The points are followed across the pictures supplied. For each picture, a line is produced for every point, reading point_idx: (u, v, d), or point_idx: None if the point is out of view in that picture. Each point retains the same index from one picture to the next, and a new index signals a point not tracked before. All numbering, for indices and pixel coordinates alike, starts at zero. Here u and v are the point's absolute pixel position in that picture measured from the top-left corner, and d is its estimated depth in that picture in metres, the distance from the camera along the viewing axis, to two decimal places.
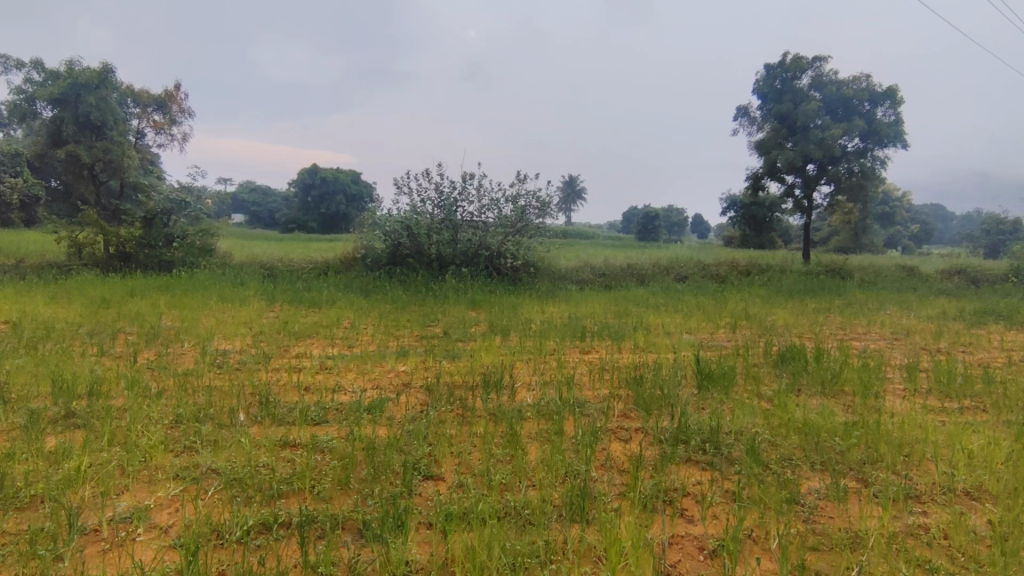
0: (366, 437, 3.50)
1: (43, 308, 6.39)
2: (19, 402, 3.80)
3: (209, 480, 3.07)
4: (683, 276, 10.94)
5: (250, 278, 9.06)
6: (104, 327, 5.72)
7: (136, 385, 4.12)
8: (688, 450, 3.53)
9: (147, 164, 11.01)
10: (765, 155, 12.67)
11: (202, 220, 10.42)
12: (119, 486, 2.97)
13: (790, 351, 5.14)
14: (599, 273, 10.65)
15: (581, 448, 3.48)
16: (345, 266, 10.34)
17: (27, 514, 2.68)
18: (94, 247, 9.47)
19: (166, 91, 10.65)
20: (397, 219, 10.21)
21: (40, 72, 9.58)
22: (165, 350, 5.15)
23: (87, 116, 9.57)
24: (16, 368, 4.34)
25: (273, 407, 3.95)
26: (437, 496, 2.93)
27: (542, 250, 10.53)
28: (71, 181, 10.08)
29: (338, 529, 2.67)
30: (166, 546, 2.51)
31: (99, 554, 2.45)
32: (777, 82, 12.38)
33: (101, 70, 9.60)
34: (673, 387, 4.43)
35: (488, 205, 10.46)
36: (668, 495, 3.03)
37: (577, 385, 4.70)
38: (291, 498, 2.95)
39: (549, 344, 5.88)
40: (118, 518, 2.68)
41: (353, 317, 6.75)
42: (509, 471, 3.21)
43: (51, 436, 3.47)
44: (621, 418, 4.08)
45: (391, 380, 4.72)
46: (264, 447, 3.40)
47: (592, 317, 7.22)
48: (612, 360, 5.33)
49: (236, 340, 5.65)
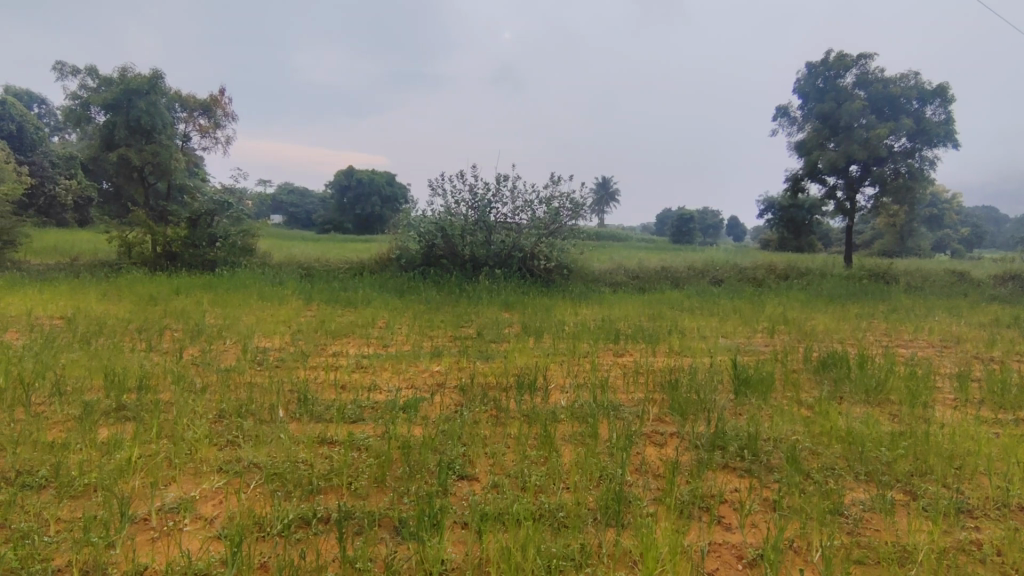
0: (402, 436, 3.54)
1: (95, 305, 6.67)
2: (74, 395, 3.97)
3: (250, 474, 3.15)
4: (719, 279, 10.75)
5: (288, 278, 9.28)
6: (151, 324, 5.92)
7: (181, 379, 4.27)
8: (725, 456, 3.46)
9: (193, 166, 11.38)
10: (806, 156, 12.35)
11: (244, 220, 10.71)
12: (167, 477, 3.08)
13: (833, 358, 4.99)
14: (633, 275, 10.57)
15: (616, 452, 3.46)
16: (380, 266, 10.50)
17: (81, 502, 2.79)
18: (143, 247, 9.84)
19: (211, 96, 10.99)
20: (432, 220, 10.30)
21: (94, 79, 10.01)
22: (209, 346, 5.30)
23: (137, 120, 9.94)
24: (71, 361, 4.55)
25: (311, 405, 4.03)
26: (472, 496, 2.95)
27: (576, 252, 10.51)
28: (121, 183, 10.50)
29: (375, 525, 2.71)
30: (212, 537, 2.59)
31: (148, 543, 2.54)
32: (819, 80, 12.06)
33: (151, 76, 9.98)
34: (709, 392, 4.36)
35: (523, 207, 10.47)
36: (705, 502, 2.98)
37: (611, 388, 4.67)
38: (329, 493, 3.01)
39: (582, 346, 5.86)
40: (166, 508, 2.78)
41: (388, 317, 6.84)
42: (543, 473, 3.20)
43: (103, 428, 3.61)
44: (656, 422, 4.03)
45: (426, 380, 4.77)
46: (303, 443, 3.48)
47: (627, 319, 7.16)
48: (647, 363, 5.29)
49: (275, 339, 5.79)
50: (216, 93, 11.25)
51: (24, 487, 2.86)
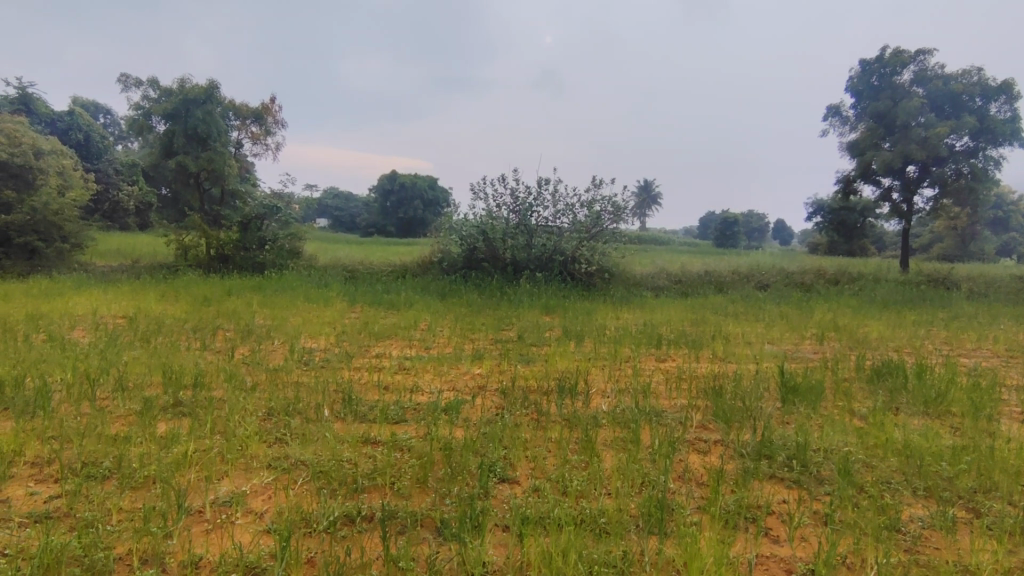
0: (444, 438, 3.58)
1: (155, 305, 7.00)
2: (136, 390, 4.17)
3: (297, 471, 3.24)
4: (765, 284, 10.47)
5: (333, 280, 9.51)
6: (205, 323, 6.17)
7: (233, 378, 4.43)
8: (773, 466, 3.37)
9: (245, 173, 11.80)
10: (859, 156, 11.91)
11: (292, 224, 10.98)
12: (220, 472, 3.19)
13: (888, 367, 4.80)
14: (675, 279, 10.41)
15: (658, 458, 3.41)
16: (422, 269, 10.67)
17: (141, 493, 2.93)
18: (198, 249, 10.29)
19: (263, 104, 11.36)
20: (473, 224, 10.39)
21: (156, 90, 10.52)
22: (258, 346, 5.48)
23: (194, 129, 10.38)
24: (133, 358, 4.78)
25: (355, 405, 4.12)
26: (514, 500, 2.95)
27: (617, 256, 10.43)
28: (179, 189, 10.98)
29: (417, 525, 2.75)
30: (262, 530, 2.68)
31: (203, 534, 2.65)
32: (874, 78, 11.62)
33: (208, 86, 10.40)
34: (755, 400, 4.25)
35: (564, 210, 10.44)
36: (751, 513, 2.90)
37: (653, 394, 4.60)
38: (373, 493, 3.07)
39: (623, 351, 5.80)
40: (220, 502, 2.88)
41: (430, 320, 6.92)
42: (584, 478, 3.18)
43: (162, 423, 3.78)
44: (699, 429, 3.95)
45: (467, 382, 4.81)
46: (348, 442, 3.55)
47: (669, 324, 7.05)
48: (690, 369, 5.19)
49: (321, 339, 5.95)
50: (267, 101, 11.64)
51: (89, 477, 3.01)
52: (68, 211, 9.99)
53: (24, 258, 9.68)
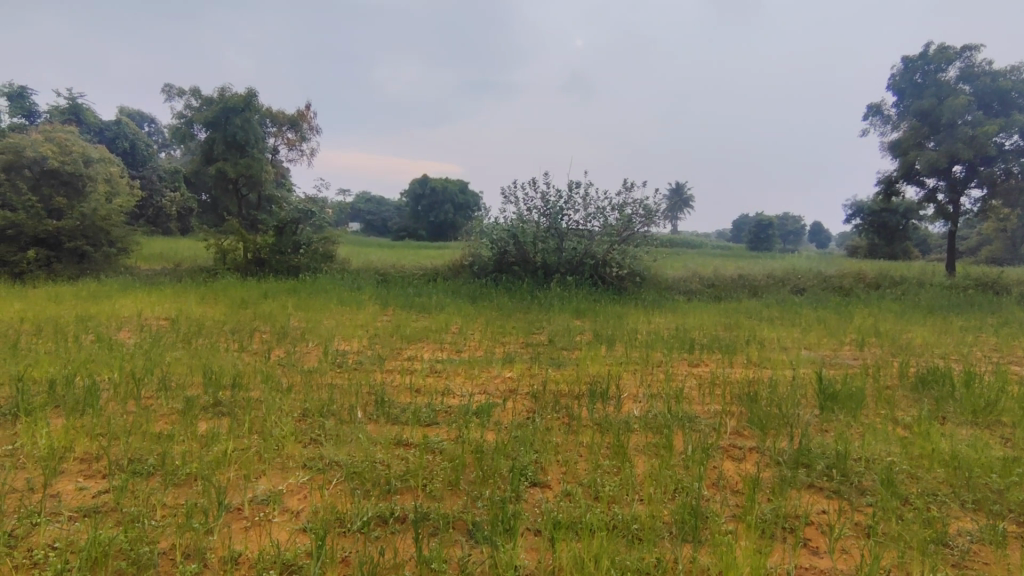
0: (475, 441, 3.60)
1: (195, 307, 7.22)
2: (178, 390, 4.30)
3: (332, 471, 3.30)
4: (801, 288, 10.22)
5: (366, 283, 9.65)
6: (243, 325, 6.33)
7: (270, 379, 4.54)
8: (811, 475, 3.28)
9: (281, 178, 12.07)
10: (901, 156, 11.54)
11: (326, 228, 11.23)
12: (258, 471, 3.27)
13: (934, 374, 4.64)
14: (708, 283, 10.26)
15: (691, 465, 3.35)
16: (453, 272, 10.74)
17: (183, 490, 3.02)
18: (236, 253, 10.56)
19: (299, 111, 11.62)
20: (504, 228, 10.42)
21: (197, 99, 10.87)
22: (293, 348, 5.60)
23: (233, 136, 10.68)
24: (176, 359, 4.94)
25: (387, 407, 4.17)
26: (545, 504, 2.94)
27: (649, 260, 10.32)
28: (218, 195, 11.30)
29: (449, 527, 2.76)
30: (298, 529, 2.73)
31: (242, 531, 2.71)
32: (917, 75, 11.26)
33: (247, 95, 10.70)
34: (791, 407, 4.15)
35: (595, 213, 10.39)
36: (789, 523, 2.83)
37: (686, 399, 4.53)
38: (405, 494, 3.10)
39: (655, 355, 5.73)
40: (257, 500, 2.95)
41: (461, 323, 6.96)
42: (616, 483, 3.15)
43: (202, 422, 3.90)
44: (734, 436, 3.87)
45: (498, 386, 4.82)
46: (381, 444, 3.60)
47: (702, 329, 6.94)
48: (724, 374, 5.11)
49: (354, 342, 6.04)
50: (303, 108, 11.90)
51: (135, 473, 3.12)
52: (115, 216, 10.37)
53: (74, 262, 10.07)
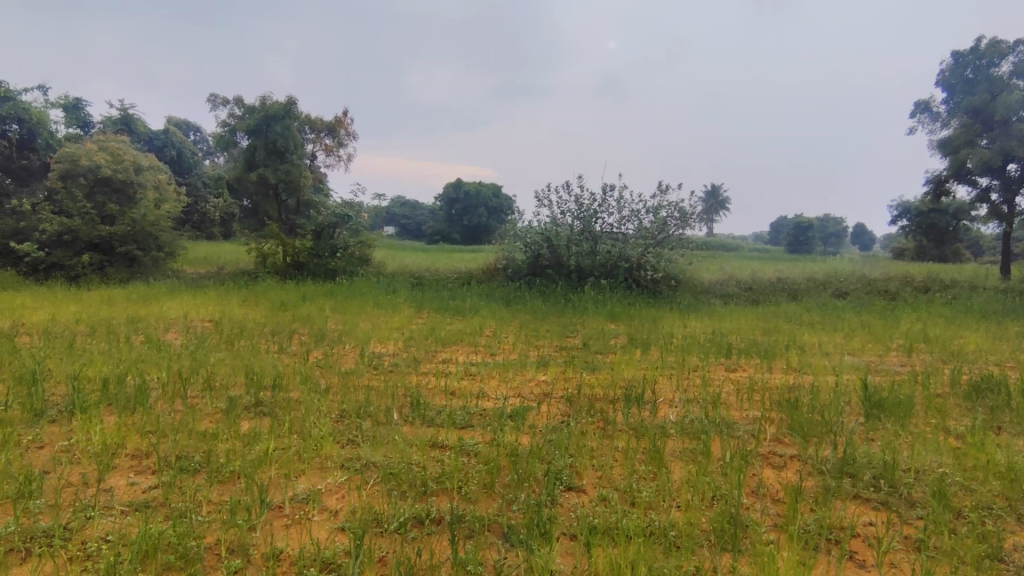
0: (510, 444, 3.60)
1: (237, 310, 7.43)
2: (222, 390, 4.44)
3: (369, 472, 3.35)
4: (844, 292, 9.91)
5: (401, 286, 9.77)
6: (283, 327, 6.49)
7: (308, 380, 4.64)
8: (857, 486, 3.17)
9: (319, 183, 12.31)
10: (952, 154, 11.10)
11: (362, 232, 11.41)
12: (298, 469, 3.34)
13: (988, 383, 4.44)
14: (746, 287, 10.04)
15: (730, 471, 3.29)
16: (487, 275, 10.78)
17: (227, 487, 3.11)
18: (276, 257, 10.82)
19: (336, 117, 11.84)
20: (538, 231, 10.41)
21: (240, 107, 11.22)
22: (331, 350, 5.71)
23: (274, 143, 10.97)
24: (220, 360, 5.10)
25: (423, 409, 4.21)
26: (581, 508, 2.92)
27: (684, 263, 10.16)
28: (259, 201, 11.54)
29: (485, 530, 2.77)
30: (337, 529, 2.78)
31: (284, 528, 2.78)
32: (968, 70, 10.83)
33: (287, 102, 11.00)
34: (835, 415, 4.02)
35: (629, 216, 10.29)
36: (834, 534, 2.74)
37: (723, 405, 4.44)
38: (441, 496, 3.12)
39: (691, 359, 5.64)
40: (298, 498, 3.02)
41: (495, 326, 6.98)
42: (652, 489, 3.11)
43: (245, 421, 4.01)
44: (774, 443, 3.78)
45: (532, 389, 4.81)
46: (416, 445, 3.63)
47: (740, 333, 6.79)
48: (763, 379, 4.99)
49: (390, 344, 6.12)
50: (340, 114, 12.14)
51: (182, 470, 3.22)
52: (163, 221, 10.78)
53: (125, 265, 10.49)
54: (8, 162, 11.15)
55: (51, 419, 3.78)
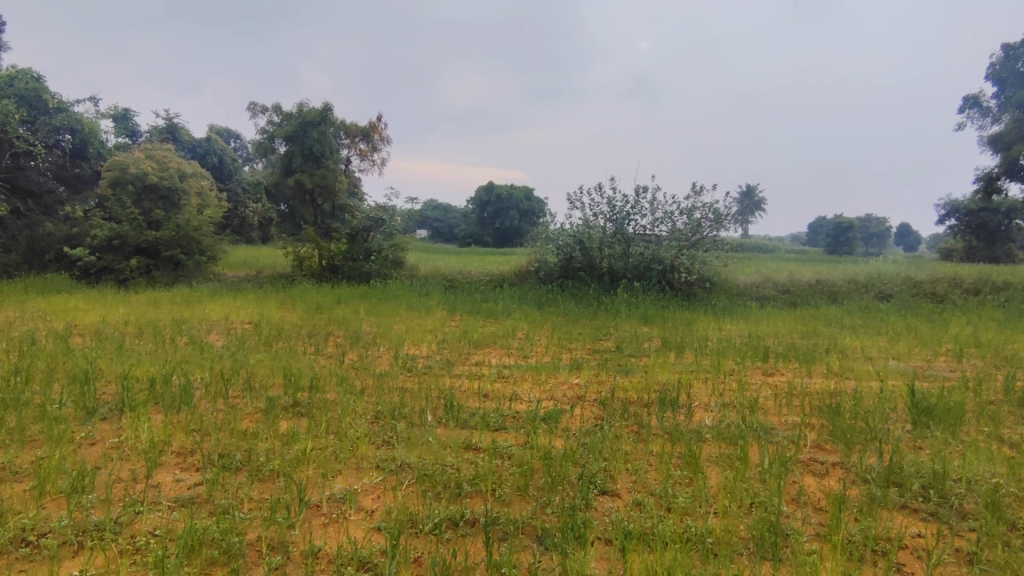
0: (544, 447, 3.59)
1: (275, 312, 7.61)
2: (262, 390, 4.55)
3: (404, 473, 3.38)
4: (887, 294, 9.60)
5: (433, 289, 9.86)
6: (319, 329, 6.61)
7: (344, 381, 4.72)
8: (904, 496, 3.06)
9: (354, 188, 12.51)
10: (1003, 151, 10.64)
11: (395, 236, 11.54)
12: (335, 469, 3.40)
13: None
14: (783, 289, 9.81)
15: (769, 478, 3.21)
16: (519, 278, 10.79)
17: (267, 485, 3.18)
18: (312, 260, 11.05)
19: (370, 123, 12.02)
20: (570, 234, 10.37)
21: (278, 114, 11.50)
22: (366, 352, 5.80)
23: (311, 148, 11.22)
24: (259, 361, 5.22)
25: (456, 411, 4.23)
26: (616, 513, 2.89)
27: (719, 265, 9.98)
28: (296, 205, 11.81)
29: (519, 533, 2.77)
30: (373, 528, 2.81)
31: (322, 527, 2.83)
32: (1020, 63, 10.40)
33: (323, 109, 11.22)
34: (880, 421, 3.88)
35: (663, 218, 10.16)
36: (880, 545, 2.65)
37: (761, 409, 4.34)
38: (475, 498, 3.13)
39: (727, 363, 5.53)
40: (335, 498, 3.07)
41: (527, 329, 6.98)
42: (688, 495, 3.06)
43: (283, 421, 4.10)
44: (815, 450, 3.67)
45: (566, 392, 4.78)
46: (450, 447, 3.65)
47: (777, 336, 6.64)
48: (803, 384, 4.86)
49: (423, 346, 6.18)
50: (375, 119, 12.31)
51: (224, 467, 3.31)
52: (205, 227, 11.13)
53: (169, 269, 10.85)
54: (61, 171, 11.81)
55: (102, 417, 3.93)
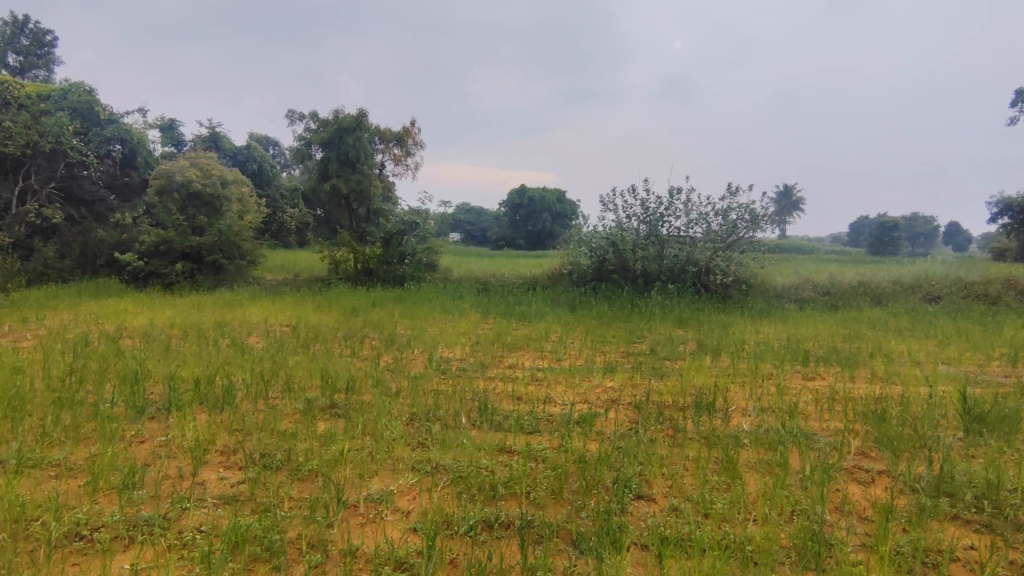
0: (578, 450, 3.57)
1: (313, 315, 7.77)
2: (300, 391, 4.67)
3: (439, 474, 3.40)
4: (935, 297, 9.26)
5: (467, 292, 9.93)
6: (355, 332, 6.72)
7: (380, 384, 4.78)
8: (956, 506, 2.94)
9: (388, 193, 12.69)
10: None
11: (429, 239, 11.65)
12: (372, 470, 3.45)
13: None
14: (823, 291, 9.56)
15: (811, 485, 3.12)
16: (553, 281, 10.75)
17: (307, 484, 3.25)
18: (347, 263, 11.25)
19: (404, 128, 12.18)
20: (603, 236, 10.30)
21: (315, 121, 11.75)
22: (401, 355, 5.86)
23: (346, 154, 11.43)
24: (298, 363, 5.34)
25: (490, 414, 4.24)
26: (652, 518, 2.85)
27: (755, 266, 9.79)
28: (332, 210, 12.05)
29: (554, 536, 2.75)
30: (409, 529, 2.84)
31: (359, 527, 2.87)
32: None
33: (358, 115, 11.42)
34: (929, 428, 3.74)
35: (697, 220, 10.00)
36: (930, 557, 2.55)
37: (801, 415, 4.23)
38: (509, 501, 3.14)
39: (765, 366, 5.41)
40: (371, 498, 3.11)
41: (561, 332, 6.94)
42: (727, 501, 3.00)
43: (321, 422, 4.18)
44: (859, 457, 3.56)
45: (600, 395, 4.75)
46: (484, 450, 3.66)
47: (817, 339, 6.46)
48: (845, 389, 4.72)
49: (457, 349, 6.23)
50: (408, 124, 12.47)
51: (265, 467, 3.39)
52: (245, 232, 11.43)
53: (212, 273, 11.16)
54: (112, 180, 12.24)
55: (151, 416, 4.08)
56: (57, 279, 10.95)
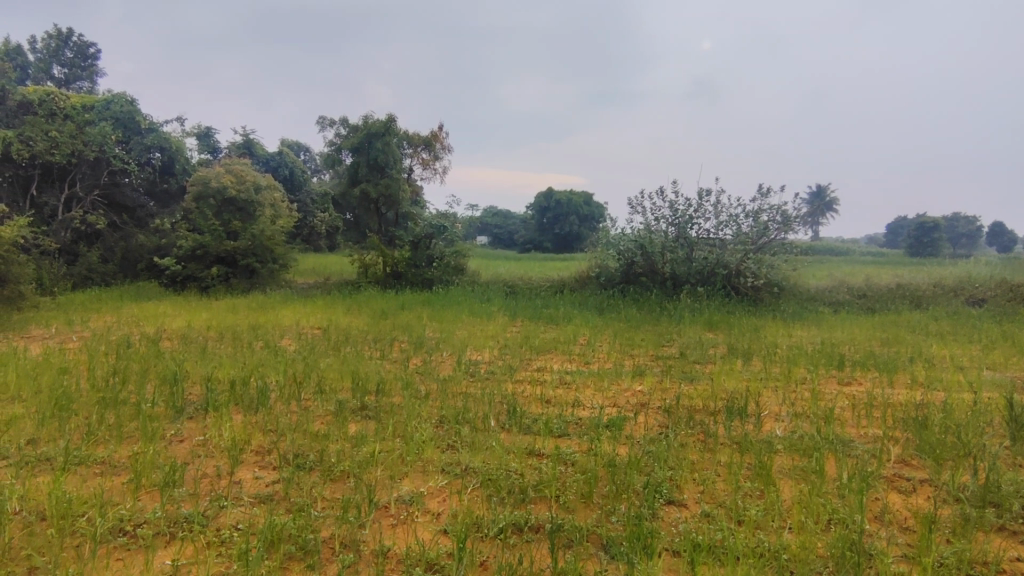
0: (608, 454, 3.55)
1: (343, 318, 7.89)
2: (332, 393, 4.74)
3: (468, 477, 3.41)
4: (978, 300, 8.93)
5: (494, 295, 9.96)
6: (384, 335, 6.80)
7: (409, 387, 4.81)
8: (1004, 517, 2.83)
9: (416, 196, 12.81)
10: None
11: (457, 242, 11.72)
12: (402, 472, 3.48)
13: None
14: (859, 293, 9.31)
15: (848, 493, 3.04)
16: (580, 283, 10.70)
17: (339, 485, 3.30)
18: (376, 267, 11.40)
19: (432, 132, 12.31)
20: (632, 238, 10.23)
21: (345, 127, 11.95)
22: (429, 358, 5.90)
23: (375, 159, 11.58)
24: (329, 364, 5.43)
25: (519, 417, 4.24)
26: (684, 524, 2.82)
27: (788, 268, 9.59)
28: (361, 214, 12.22)
29: (585, 540, 2.74)
30: (439, 530, 2.86)
31: (390, 528, 2.90)
32: None
33: (387, 120, 11.57)
34: (973, 436, 3.62)
35: (728, 221, 9.85)
36: (975, 569, 2.46)
37: (837, 421, 4.13)
38: (539, 504, 3.13)
39: (798, 371, 5.29)
40: (401, 499, 3.14)
41: (589, 334, 6.91)
42: (761, 508, 2.94)
43: (352, 423, 4.23)
44: (899, 466, 3.45)
45: (629, 399, 4.72)
46: (514, 453, 3.66)
47: (854, 343, 6.30)
48: (884, 395, 4.59)
49: (485, 352, 6.25)
50: (436, 129, 12.59)
51: (299, 467, 3.45)
52: (278, 236, 11.66)
53: (246, 276, 11.41)
54: (152, 186, 12.67)
55: (189, 416, 4.19)
56: (100, 283, 11.32)
